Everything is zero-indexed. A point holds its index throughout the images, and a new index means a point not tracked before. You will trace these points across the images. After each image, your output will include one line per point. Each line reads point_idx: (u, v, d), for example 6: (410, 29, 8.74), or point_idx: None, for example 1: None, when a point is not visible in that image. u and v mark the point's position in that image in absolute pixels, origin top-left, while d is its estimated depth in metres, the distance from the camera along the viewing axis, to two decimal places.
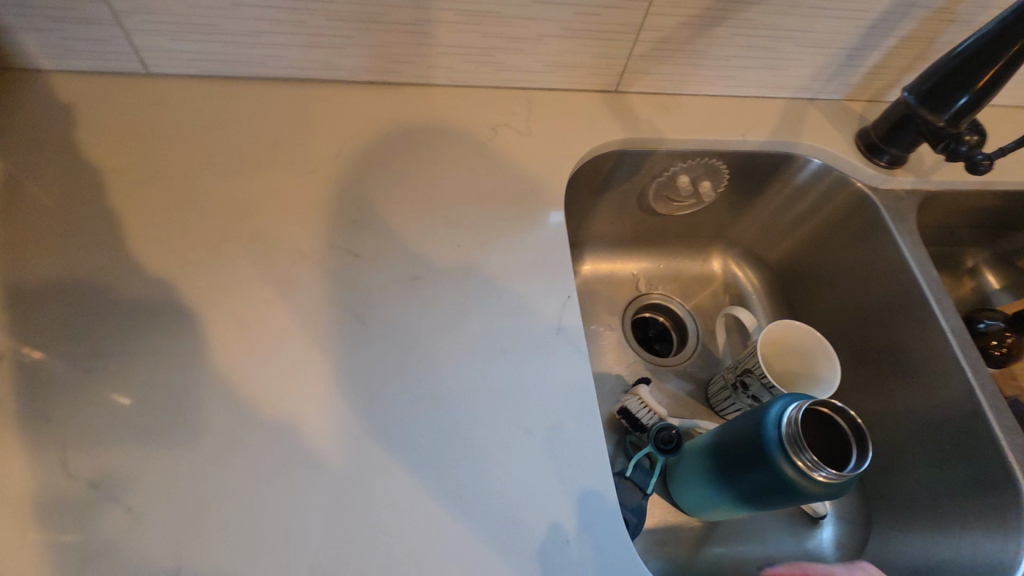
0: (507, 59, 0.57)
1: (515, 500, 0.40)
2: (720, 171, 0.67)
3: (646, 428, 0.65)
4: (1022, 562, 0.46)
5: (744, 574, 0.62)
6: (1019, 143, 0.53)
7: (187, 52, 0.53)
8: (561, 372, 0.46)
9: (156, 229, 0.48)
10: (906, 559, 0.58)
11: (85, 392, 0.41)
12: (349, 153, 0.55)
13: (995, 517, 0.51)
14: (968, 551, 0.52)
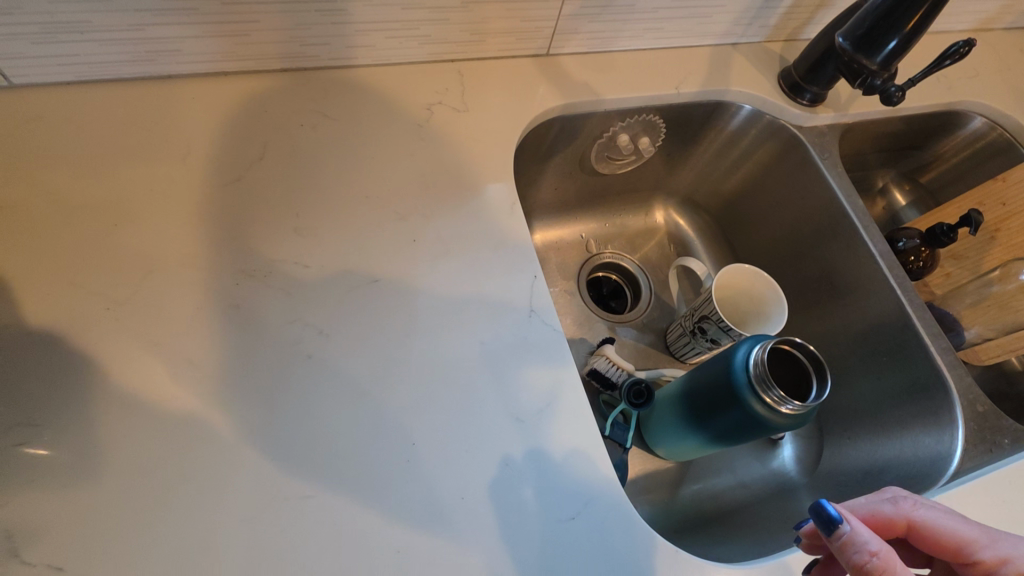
0: (432, 31, 0.53)
1: (516, 489, 0.40)
2: (657, 124, 0.67)
3: (617, 385, 0.67)
4: (957, 450, 0.53)
5: (721, 503, 0.66)
6: (926, 75, 0.57)
7: (58, 56, 0.45)
8: (540, 354, 0.46)
9: (66, 269, 0.42)
10: (855, 463, 0.63)
11: (22, 469, 0.36)
12: (275, 153, 0.50)
13: (930, 415, 0.57)
14: (909, 448, 0.58)
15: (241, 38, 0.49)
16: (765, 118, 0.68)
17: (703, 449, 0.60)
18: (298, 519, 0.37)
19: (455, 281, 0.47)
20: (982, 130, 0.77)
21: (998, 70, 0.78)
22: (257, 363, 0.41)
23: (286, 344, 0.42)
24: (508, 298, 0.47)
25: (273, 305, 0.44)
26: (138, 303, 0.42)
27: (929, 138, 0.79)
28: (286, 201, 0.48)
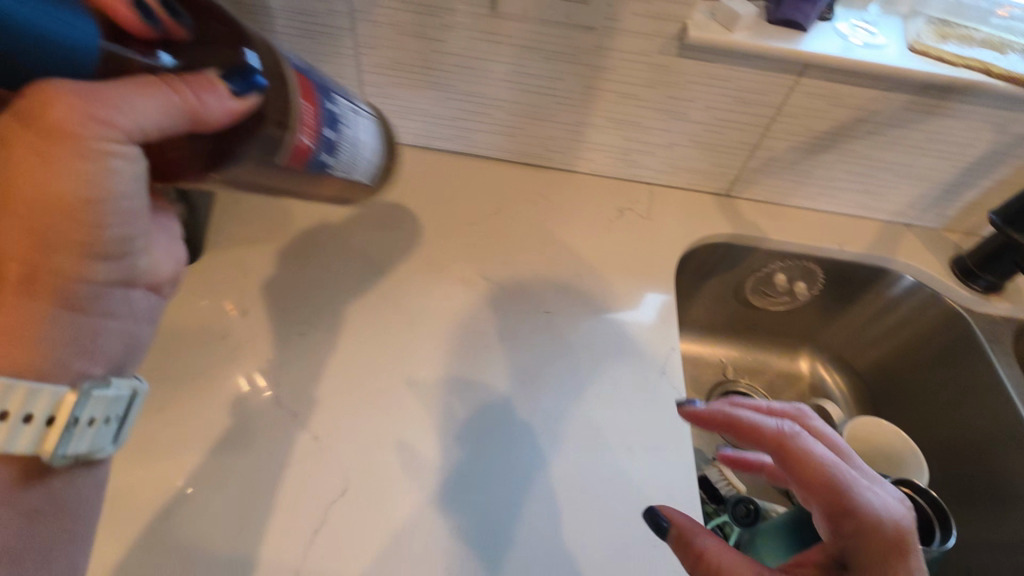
0: (640, 159, 0.71)
1: (603, 505, 0.49)
2: (815, 273, 0.75)
3: (724, 499, 0.68)
4: None
5: None
6: None
7: (401, 126, 0.71)
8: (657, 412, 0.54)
9: (359, 247, 0.62)
10: None
11: (298, 354, 0.54)
12: (504, 213, 0.68)
13: None
14: None
15: (509, 137, 0.70)
16: (925, 291, 0.71)
17: None
18: (443, 456, 0.50)
19: (603, 355, 0.57)
20: None
21: None
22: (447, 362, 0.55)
23: (472, 354, 0.56)
24: (644, 379, 0.56)
25: (473, 310, 0.59)
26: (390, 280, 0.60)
27: None
28: (500, 246, 0.65)
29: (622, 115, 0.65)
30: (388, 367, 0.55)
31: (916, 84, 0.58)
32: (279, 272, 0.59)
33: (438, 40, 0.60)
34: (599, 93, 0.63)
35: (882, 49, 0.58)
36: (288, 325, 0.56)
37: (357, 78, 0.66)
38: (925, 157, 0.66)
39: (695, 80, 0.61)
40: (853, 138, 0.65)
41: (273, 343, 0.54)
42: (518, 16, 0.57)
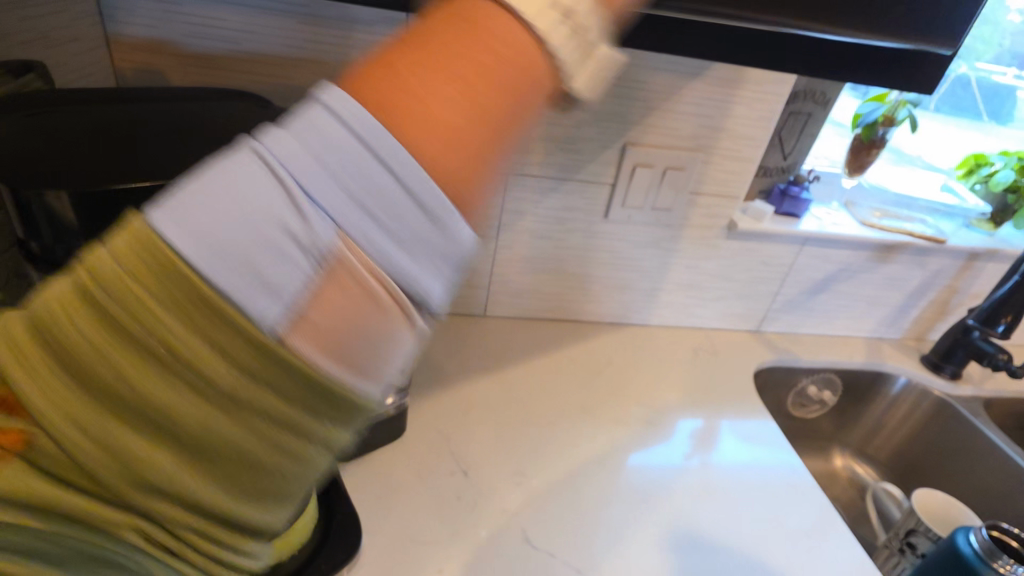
0: (696, 309, 0.93)
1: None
2: (835, 381, 0.97)
3: None
4: None
5: None
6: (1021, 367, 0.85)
7: (513, 304, 0.88)
8: (810, 508, 0.68)
9: (520, 403, 0.74)
10: None
11: (515, 496, 0.61)
12: (615, 363, 0.84)
13: None
14: None
15: (601, 303, 0.90)
16: (917, 387, 0.95)
17: None
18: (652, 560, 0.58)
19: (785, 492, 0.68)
20: None
21: None
22: (672, 515, 0.63)
23: (679, 511, 0.63)
24: (823, 507, 0.68)
25: (636, 461, 0.69)
26: (560, 426, 0.71)
27: None
28: (624, 393, 0.79)
29: (686, 278, 0.89)
30: (625, 515, 0.61)
31: (875, 245, 0.89)
32: (463, 434, 0.67)
33: (561, 238, 0.82)
34: (671, 266, 0.87)
35: (845, 226, 0.89)
36: (492, 476, 0.63)
37: (489, 270, 0.84)
38: (879, 290, 0.95)
39: (737, 252, 0.87)
40: (835, 284, 0.93)
41: (489, 491, 0.61)
42: (623, 220, 0.80)
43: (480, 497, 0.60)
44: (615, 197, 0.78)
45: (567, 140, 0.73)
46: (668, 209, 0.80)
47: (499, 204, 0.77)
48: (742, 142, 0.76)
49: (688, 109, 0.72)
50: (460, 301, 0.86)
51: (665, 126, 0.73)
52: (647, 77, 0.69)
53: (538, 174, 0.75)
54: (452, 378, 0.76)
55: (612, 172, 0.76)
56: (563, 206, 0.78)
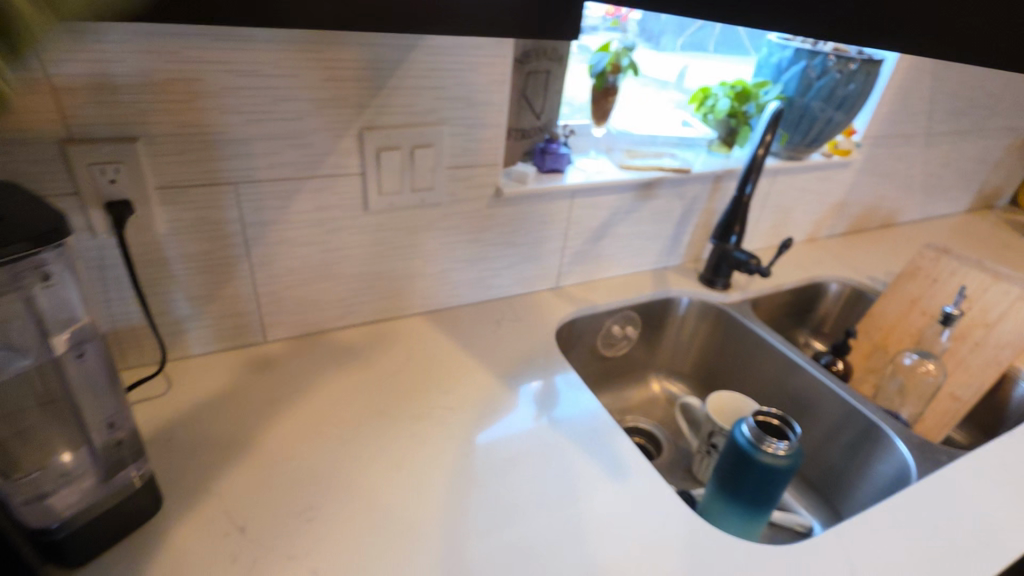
0: (493, 280, 0.93)
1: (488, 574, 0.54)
2: (633, 316, 1.05)
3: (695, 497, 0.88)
4: (908, 463, 0.76)
5: None
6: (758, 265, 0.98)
7: (296, 320, 0.80)
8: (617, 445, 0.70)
9: (312, 427, 0.68)
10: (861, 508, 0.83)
11: (302, 538, 0.55)
12: (418, 355, 0.81)
13: (883, 452, 0.82)
14: (881, 478, 0.81)
15: (394, 296, 0.86)
16: (697, 302, 1.07)
17: (748, 525, 0.77)
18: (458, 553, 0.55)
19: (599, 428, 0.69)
20: (839, 291, 1.20)
21: (832, 258, 1.26)
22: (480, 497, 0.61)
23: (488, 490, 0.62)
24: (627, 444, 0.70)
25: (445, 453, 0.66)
26: (357, 442, 0.66)
27: (812, 303, 1.20)
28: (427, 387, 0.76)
29: (473, 252, 0.88)
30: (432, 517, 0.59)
31: (636, 185, 0.95)
32: (241, 484, 0.60)
33: (325, 241, 0.75)
34: (454, 243, 0.85)
35: (605, 172, 0.93)
36: (274, 523, 0.56)
37: (251, 291, 0.75)
38: (651, 224, 1.03)
39: (514, 217, 0.87)
40: (612, 228, 0.99)
41: (270, 541, 0.54)
42: (386, 208, 0.76)
43: (260, 551, 0.53)
44: (369, 186, 0.73)
45: (293, 133, 0.65)
46: (430, 187, 0.77)
47: (236, 219, 0.68)
48: (484, 107, 0.74)
49: (418, 82, 0.68)
50: (229, 334, 0.76)
51: (398, 103, 0.68)
52: (362, 53, 0.63)
53: (270, 178, 0.66)
54: (229, 421, 0.67)
55: (357, 160, 0.70)
56: (315, 207, 0.71)
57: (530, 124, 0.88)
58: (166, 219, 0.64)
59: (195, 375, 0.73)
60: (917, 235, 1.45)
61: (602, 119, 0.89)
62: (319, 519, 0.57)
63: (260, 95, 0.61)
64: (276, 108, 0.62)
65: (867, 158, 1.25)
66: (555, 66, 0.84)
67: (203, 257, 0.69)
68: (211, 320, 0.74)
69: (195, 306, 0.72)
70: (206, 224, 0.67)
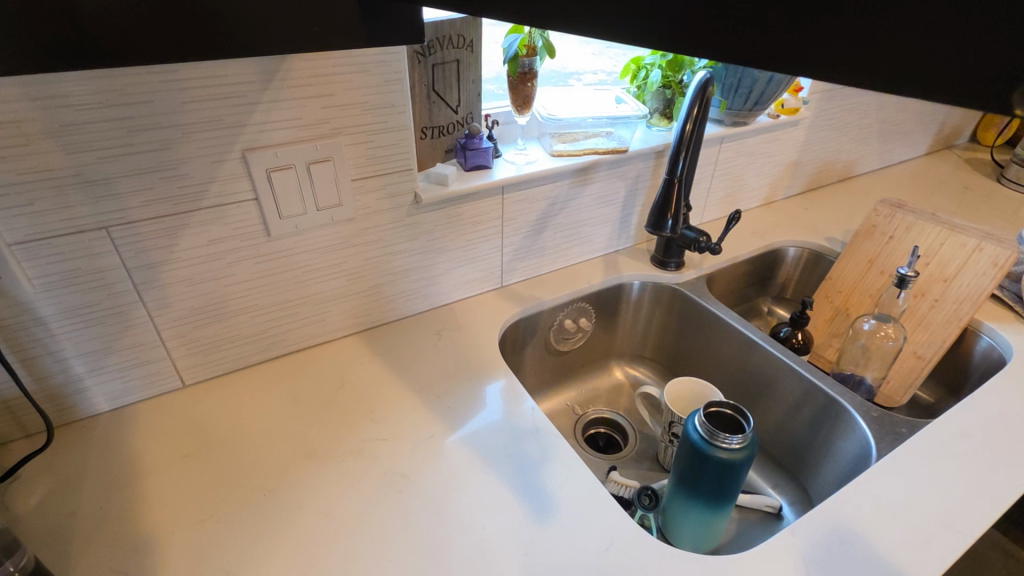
0: (430, 289, 0.88)
1: None
2: (586, 307, 1.00)
3: (658, 492, 0.84)
4: (868, 440, 0.73)
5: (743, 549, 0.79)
6: (706, 240, 0.94)
7: (214, 360, 0.74)
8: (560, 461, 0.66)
9: (231, 481, 0.63)
10: (829, 485, 0.81)
11: None
12: (351, 381, 0.76)
13: (843, 428, 0.79)
14: (843, 455, 0.78)
15: (322, 321, 0.80)
16: (650, 285, 1.03)
17: (708, 521, 0.74)
18: None
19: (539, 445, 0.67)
20: (798, 255, 1.16)
21: (790, 220, 1.22)
22: (410, 540, 0.57)
23: (418, 530, 0.58)
24: (570, 457, 0.67)
25: (373, 493, 0.62)
26: (280, 491, 0.62)
27: (772, 269, 1.17)
28: (359, 417, 0.71)
29: (401, 264, 0.82)
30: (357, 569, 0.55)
31: (571, 171, 0.89)
32: (149, 559, 0.55)
33: (229, 275, 0.69)
34: (379, 257, 0.79)
35: (536, 162, 0.87)
36: None
37: (156, 338, 0.68)
38: (594, 209, 0.97)
39: (440, 222, 0.81)
40: (551, 219, 0.93)
41: None
42: (292, 231, 0.70)
43: None
44: (267, 211, 0.67)
45: (162, 165, 0.58)
46: (338, 203, 0.71)
47: (117, 265, 0.61)
48: (383, 112, 0.68)
49: (299, 93, 0.62)
50: (139, 385, 0.70)
51: (280, 118, 0.62)
52: (226, 68, 0.56)
53: (147, 217, 0.60)
54: (140, 485, 0.62)
55: (246, 185, 0.64)
56: (209, 241, 0.65)
57: (446, 120, 0.81)
58: (33, 275, 0.58)
59: (105, 435, 0.67)
60: (878, 185, 1.41)
61: (524, 105, 0.81)
62: None
63: (113, 128, 0.54)
64: (135, 140, 0.56)
65: (818, 113, 1.20)
66: (465, 53, 0.77)
67: (89, 309, 0.62)
68: (114, 374, 0.68)
69: (92, 362, 0.66)
70: (83, 275, 0.60)
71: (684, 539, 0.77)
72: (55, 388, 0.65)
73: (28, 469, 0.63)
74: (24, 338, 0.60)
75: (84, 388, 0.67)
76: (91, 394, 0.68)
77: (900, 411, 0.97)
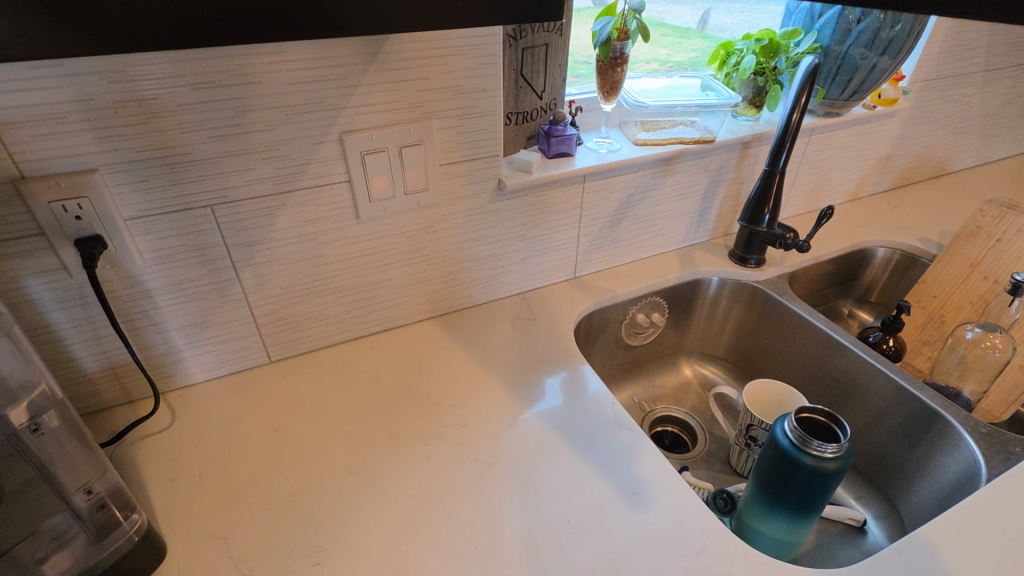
0: (505, 277, 0.87)
1: None
2: (660, 302, 0.97)
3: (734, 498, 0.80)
4: (978, 460, 0.68)
5: (825, 562, 0.75)
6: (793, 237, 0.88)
7: (300, 340, 0.76)
8: (642, 457, 0.64)
9: (318, 458, 0.64)
10: (923, 502, 0.76)
11: None
12: (429, 365, 0.76)
13: (945, 444, 0.73)
14: (945, 472, 0.73)
15: (402, 304, 0.81)
16: (728, 281, 0.99)
17: (791, 531, 0.71)
18: None
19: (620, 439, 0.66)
20: (887, 256, 1.09)
21: (878, 218, 1.14)
22: (493, 528, 0.57)
23: (501, 518, 0.58)
24: (652, 454, 0.65)
25: (455, 476, 0.62)
26: (365, 469, 0.63)
27: (857, 270, 1.10)
28: (438, 401, 0.71)
29: (481, 251, 0.82)
30: (443, 553, 0.55)
31: (654, 161, 0.86)
32: (245, 527, 0.57)
33: (320, 256, 0.70)
34: (459, 243, 0.79)
35: (619, 150, 0.85)
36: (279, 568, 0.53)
37: (249, 314, 0.70)
38: (673, 201, 0.94)
39: (521, 210, 0.80)
40: (631, 210, 0.91)
41: None
42: (381, 214, 0.70)
43: None
44: (358, 193, 0.67)
45: (265, 147, 0.60)
46: (425, 188, 0.71)
47: (219, 242, 0.63)
48: (474, 96, 0.67)
49: (396, 76, 0.61)
50: (231, 358, 0.73)
51: (377, 101, 0.62)
52: (331, 49, 0.57)
53: (248, 196, 0.62)
54: (233, 456, 0.64)
55: (341, 167, 0.65)
56: (303, 221, 0.66)
57: (531, 106, 0.80)
58: (145, 250, 0.60)
59: (201, 405, 0.70)
60: (975, 183, 1.31)
61: (611, 93, 0.79)
62: (327, 564, 0.53)
63: (222, 109, 0.55)
64: (243, 120, 0.57)
65: (916, 105, 1.12)
66: (554, 37, 0.76)
67: (191, 284, 0.65)
68: (208, 347, 0.71)
69: (191, 334, 0.68)
70: (187, 251, 0.62)
71: (762, 546, 0.74)
72: (156, 358, 0.68)
73: (132, 433, 0.66)
74: (133, 309, 0.63)
75: (181, 360, 0.70)
76: (187, 365, 0.71)
77: (1002, 427, 0.89)
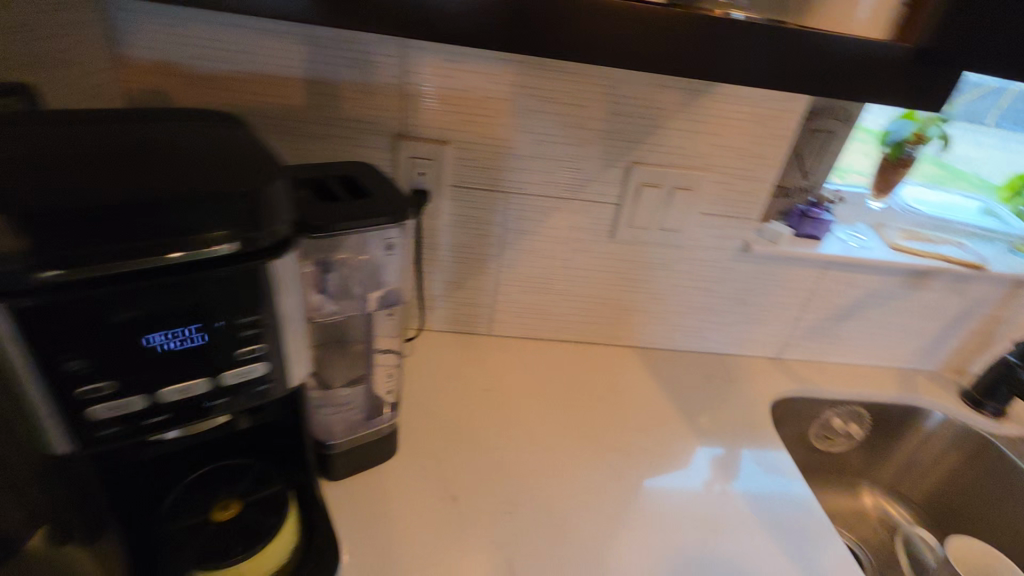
0: (711, 334, 0.89)
1: None
2: (862, 414, 0.91)
3: None
4: None
5: None
6: None
7: (518, 324, 0.86)
8: (829, 551, 0.62)
9: (518, 427, 0.72)
10: None
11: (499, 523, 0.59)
12: (623, 388, 0.81)
13: None
14: None
15: (612, 325, 0.87)
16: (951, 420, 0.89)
17: None
18: None
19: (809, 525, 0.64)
20: None
21: None
22: (669, 553, 0.59)
23: (678, 548, 0.60)
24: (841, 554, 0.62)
25: (633, 492, 0.65)
26: (557, 452, 0.69)
27: None
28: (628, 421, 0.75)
29: (701, 301, 0.85)
30: (618, 554, 0.58)
31: (907, 271, 0.83)
32: (454, 458, 0.66)
33: (567, 259, 0.79)
34: (685, 288, 0.83)
35: (872, 248, 0.83)
36: (479, 501, 0.61)
37: (493, 288, 0.82)
38: (912, 317, 0.89)
39: (753, 275, 0.82)
40: (863, 311, 0.87)
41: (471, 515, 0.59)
42: (631, 240, 0.78)
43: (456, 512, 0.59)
44: (622, 217, 0.75)
45: (570, 157, 0.70)
46: (678, 228, 0.77)
47: (501, 222, 0.75)
48: (754, 161, 0.72)
49: (697, 126, 0.69)
50: (463, 320, 0.85)
51: (671, 144, 0.70)
52: (656, 92, 0.66)
53: (539, 193, 0.73)
54: (450, 399, 0.75)
55: (618, 191, 0.73)
56: (569, 226, 0.76)
57: (795, 184, 0.82)
58: (450, 211, 0.74)
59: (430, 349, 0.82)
60: None
61: None
62: (518, 515, 0.60)
63: (554, 118, 0.67)
64: (565, 132, 0.68)
65: None
66: (843, 126, 0.77)
67: (466, 249, 0.77)
68: (452, 304, 0.83)
69: (446, 289, 0.81)
70: (476, 222, 0.75)
71: None
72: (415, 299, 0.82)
73: None
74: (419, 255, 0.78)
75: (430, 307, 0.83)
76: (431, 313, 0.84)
77: None
